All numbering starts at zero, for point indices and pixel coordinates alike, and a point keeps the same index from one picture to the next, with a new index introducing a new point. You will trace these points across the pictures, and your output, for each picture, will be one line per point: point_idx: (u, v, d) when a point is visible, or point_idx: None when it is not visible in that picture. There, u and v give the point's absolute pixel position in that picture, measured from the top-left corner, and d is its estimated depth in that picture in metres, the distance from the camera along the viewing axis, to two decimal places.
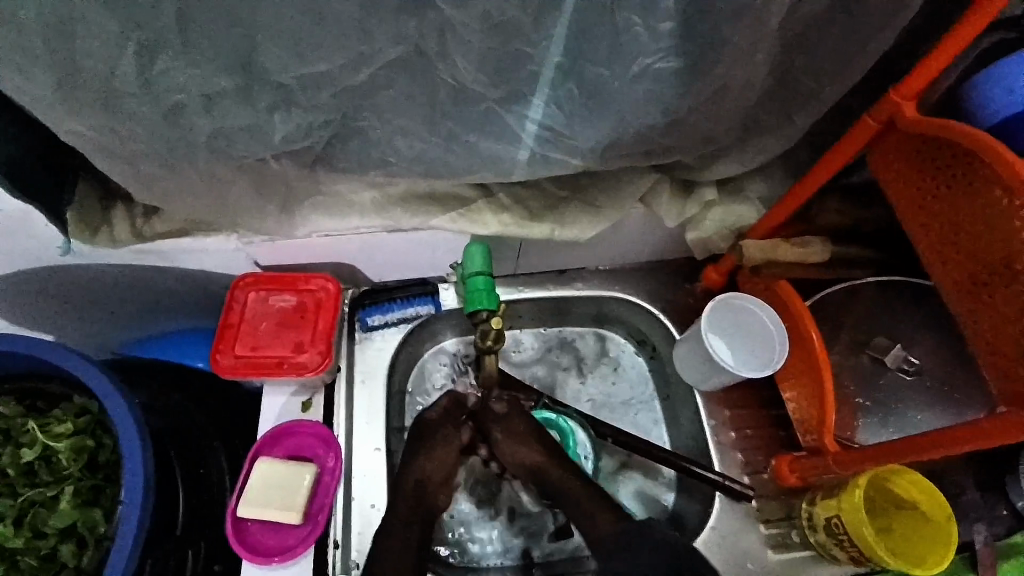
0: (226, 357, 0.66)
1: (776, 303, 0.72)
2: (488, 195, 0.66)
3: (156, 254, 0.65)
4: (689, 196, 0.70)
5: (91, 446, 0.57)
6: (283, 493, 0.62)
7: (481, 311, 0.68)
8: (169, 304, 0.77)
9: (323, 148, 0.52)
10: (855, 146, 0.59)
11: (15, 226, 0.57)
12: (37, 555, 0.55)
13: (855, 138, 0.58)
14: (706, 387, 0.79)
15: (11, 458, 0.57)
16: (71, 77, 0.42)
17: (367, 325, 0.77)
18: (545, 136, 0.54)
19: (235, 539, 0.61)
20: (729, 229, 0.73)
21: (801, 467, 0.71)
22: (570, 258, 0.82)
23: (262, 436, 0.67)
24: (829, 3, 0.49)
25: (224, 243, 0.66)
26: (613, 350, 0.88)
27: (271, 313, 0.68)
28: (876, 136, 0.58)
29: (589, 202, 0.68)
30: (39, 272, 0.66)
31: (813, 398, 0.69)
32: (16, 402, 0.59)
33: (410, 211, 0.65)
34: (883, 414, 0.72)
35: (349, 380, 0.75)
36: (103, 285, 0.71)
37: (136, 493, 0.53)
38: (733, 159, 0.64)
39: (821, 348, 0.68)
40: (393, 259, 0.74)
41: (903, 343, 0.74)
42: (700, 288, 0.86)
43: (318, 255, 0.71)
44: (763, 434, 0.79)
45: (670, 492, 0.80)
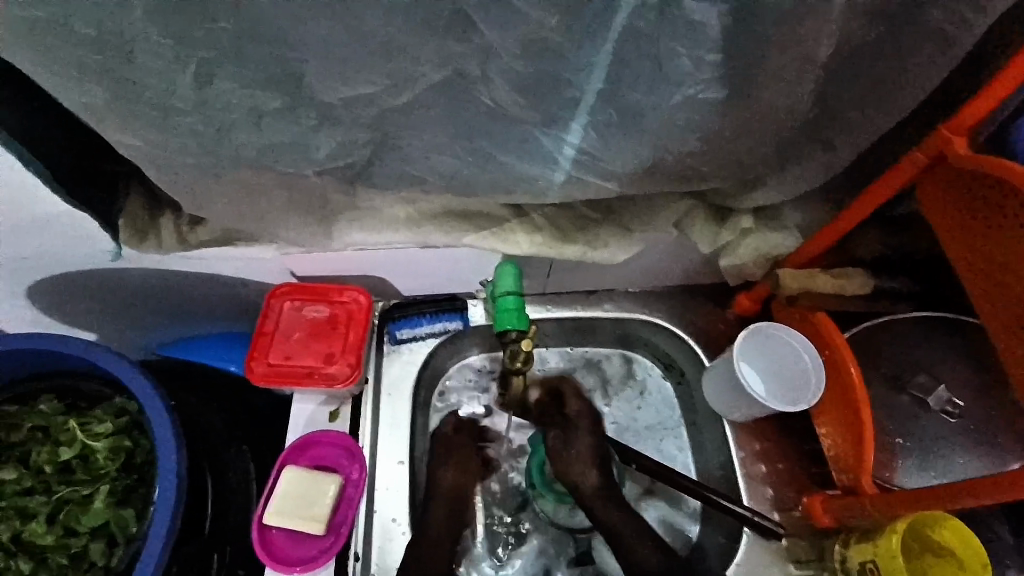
0: (259, 365, 0.67)
1: (813, 336, 0.71)
2: (521, 215, 0.67)
3: (198, 261, 0.68)
4: (724, 222, 0.69)
5: (128, 446, 0.59)
6: (307, 502, 0.63)
7: (510, 331, 0.68)
8: (205, 308, 0.79)
9: (362, 166, 0.54)
10: (900, 180, 0.57)
11: (68, 229, 0.60)
12: (66, 554, 0.56)
13: (899, 172, 0.57)
14: (736, 417, 0.77)
15: (50, 455, 0.59)
16: (130, 95, 0.44)
17: (396, 338, 0.78)
18: (581, 159, 0.54)
19: (260, 547, 0.62)
20: (765, 257, 0.71)
21: (834, 506, 0.68)
22: (600, 280, 0.82)
23: (289, 444, 0.68)
24: (877, 35, 0.48)
25: (262, 253, 0.67)
26: (640, 373, 0.87)
27: (304, 323, 0.69)
28: (924, 171, 0.57)
29: (622, 225, 0.68)
30: (86, 273, 0.68)
31: (850, 435, 0.67)
32: (57, 400, 0.61)
33: (443, 228, 0.66)
34: (922, 455, 0.69)
35: (376, 393, 0.76)
36: (145, 289, 0.73)
37: (168, 494, 0.54)
38: (770, 187, 0.63)
39: (861, 383, 0.65)
40: (423, 274, 0.75)
41: (947, 383, 0.71)
42: (731, 314, 0.85)
43: (351, 267, 0.72)
44: (794, 469, 0.76)
45: (695, 523, 0.79)
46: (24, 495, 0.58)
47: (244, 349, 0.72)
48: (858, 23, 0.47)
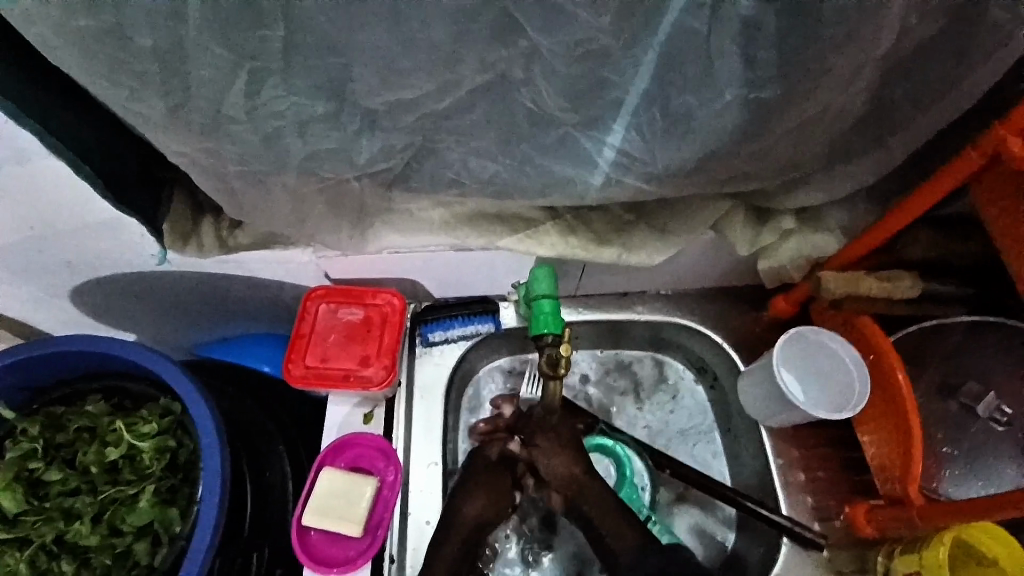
0: (297, 367, 0.68)
1: (857, 341, 0.69)
2: (556, 217, 0.66)
3: (236, 264, 0.68)
4: (765, 224, 0.67)
5: (172, 446, 0.60)
6: (345, 504, 0.63)
7: (546, 335, 0.67)
8: (241, 308, 0.80)
9: (401, 170, 0.54)
10: (953, 181, 0.55)
11: (112, 233, 0.61)
12: (110, 554, 0.58)
13: (953, 173, 0.55)
14: (774, 423, 0.75)
15: (96, 456, 0.60)
16: (181, 105, 0.45)
17: (429, 340, 0.78)
18: (622, 161, 0.53)
19: (299, 546, 0.63)
20: (805, 260, 0.70)
21: (878, 516, 0.67)
22: (632, 282, 0.81)
23: (324, 446, 0.69)
24: (935, 31, 0.46)
25: (298, 256, 0.68)
26: (673, 376, 0.86)
27: (339, 325, 0.69)
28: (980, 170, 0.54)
29: (658, 227, 0.67)
30: (129, 276, 0.70)
31: (897, 443, 0.66)
32: (103, 401, 0.62)
33: (477, 230, 0.66)
34: (971, 465, 0.67)
35: (409, 396, 0.76)
36: (184, 291, 0.75)
37: (212, 495, 0.55)
38: (814, 188, 0.62)
39: (909, 391, 0.64)
40: (456, 276, 0.75)
41: (996, 389, 0.69)
42: (767, 317, 0.83)
43: (385, 270, 0.72)
44: (834, 477, 0.75)
45: (730, 530, 0.77)
46: (69, 496, 0.60)
47: (280, 351, 0.74)
48: (917, 20, 0.45)
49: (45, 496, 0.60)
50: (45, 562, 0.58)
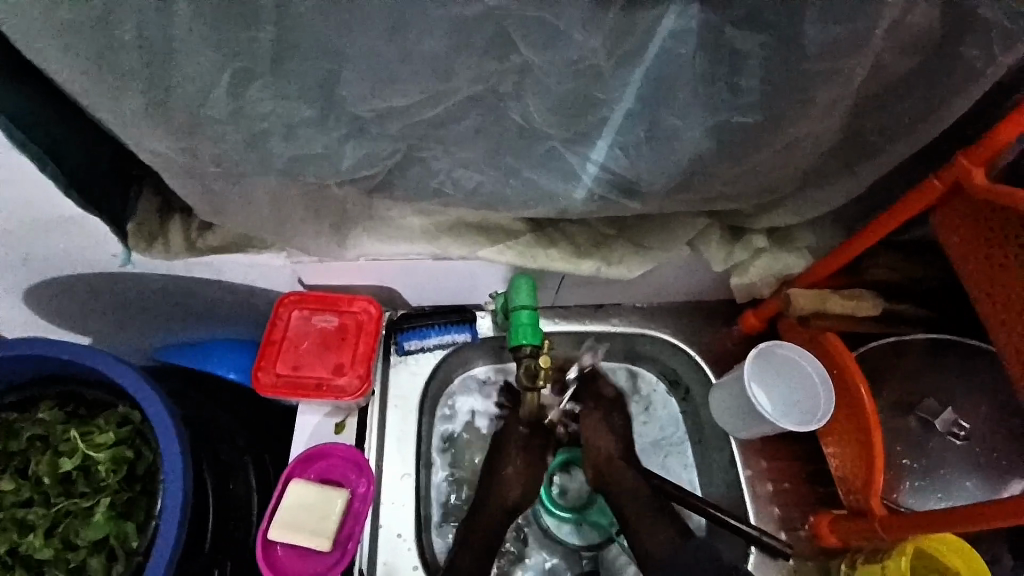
0: (267, 375, 0.66)
1: (823, 355, 0.71)
2: (537, 229, 0.67)
3: (206, 267, 0.66)
4: (739, 241, 0.69)
5: (130, 457, 0.57)
6: (314, 517, 0.61)
7: (524, 346, 0.68)
8: (208, 312, 0.77)
9: (384, 177, 0.53)
10: (919, 207, 0.58)
11: (74, 230, 0.58)
12: (65, 567, 0.55)
13: (919, 199, 0.57)
14: (743, 435, 0.77)
15: (48, 466, 0.57)
16: (158, 102, 0.43)
17: (404, 350, 0.77)
18: (607, 177, 0.53)
19: (264, 562, 0.61)
20: (776, 277, 0.72)
21: (842, 527, 0.69)
22: (610, 294, 0.82)
23: (294, 458, 0.67)
24: (905, 65, 0.49)
25: (272, 261, 0.66)
26: (646, 389, 0.87)
27: (313, 332, 0.68)
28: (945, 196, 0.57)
29: (637, 241, 0.68)
30: (89, 276, 0.67)
31: (861, 456, 0.68)
32: (58, 408, 0.59)
33: (459, 240, 0.65)
34: (929, 478, 0.70)
35: (382, 405, 0.75)
36: (148, 293, 0.72)
37: (174, 508, 0.53)
38: (787, 209, 0.64)
39: (872, 407, 0.66)
40: (434, 284, 0.74)
41: (954, 405, 0.72)
42: (738, 331, 0.85)
43: (362, 277, 0.71)
44: (800, 488, 0.77)
45: (700, 541, 0.78)
46: (22, 507, 0.56)
47: (246, 357, 0.71)
48: (889, 54, 0.47)
49: None
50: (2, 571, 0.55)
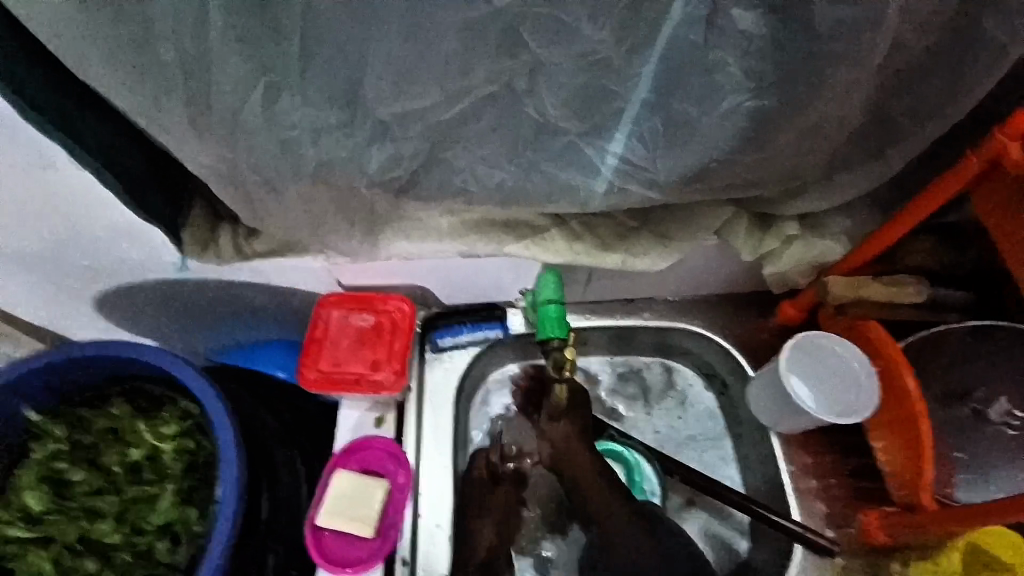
0: (310, 372, 0.70)
1: (867, 346, 0.69)
2: (562, 224, 0.68)
3: (251, 270, 0.71)
4: (769, 230, 0.68)
5: (191, 447, 0.62)
6: (356, 505, 0.65)
7: (553, 340, 0.69)
8: (256, 316, 0.83)
9: (410, 178, 0.56)
10: (952, 187, 0.56)
11: (136, 240, 0.64)
12: (132, 551, 0.59)
13: (958, 176, 0.55)
14: (783, 429, 0.75)
15: (121, 457, 0.62)
16: (203, 117, 0.47)
17: (438, 346, 0.80)
18: (625, 168, 0.54)
19: (312, 548, 0.64)
20: (811, 265, 0.70)
21: (891, 522, 0.67)
22: (639, 288, 0.82)
23: (336, 449, 0.70)
24: (932, 38, 0.48)
25: (311, 263, 0.71)
26: (681, 383, 0.87)
27: (351, 330, 0.71)
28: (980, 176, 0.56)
29: (662, 233, 0.68)
30: (151, 283, 0.73)
31: (907, 450, 0.65)
32: (126, 403, 0.64)
33: (486, 237, 0.68)
34: (985, 470, 0.66)
35: (418, 401, 0.77)
36: (203, 298, 0.78)
37: (231, 494, 0.57)
38: (819, 195, 0.62)
39: (917, 395, 0.64)
40: (464, 283, 0.77)
41: (1009, 393, 0.68)
42: (774, 323, 0.84)
43: (395, 276, 0.74)
44: (845, 483, 0.75)
45: (744, 539, 0.77)
46: (93, 496, 0.61)
47: (291, 356, 0.76)
48: (913, 28, 0.46)
49: (71, 496, 0.61)
50: (68, 560, 0.58)
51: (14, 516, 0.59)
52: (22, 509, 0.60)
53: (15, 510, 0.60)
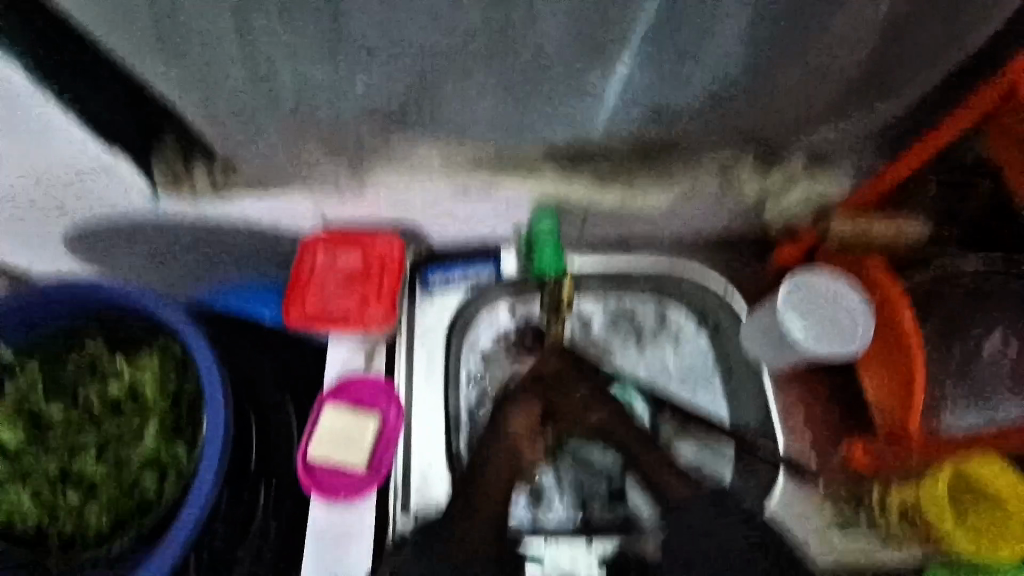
0: (297, 310, 0.67)
1: (861, 282, 0.70)
2: (560, 158, 0.64)
3: (230, 209, 0.67)
4: (775, 165, 0.67)
5: (174, 384, 0.60)
6: (350, 438, 0.65)
7: (549, 275, 0.69)
8: (238, 257, 0.80)
9: None
10: (976, 118, 0.56)
11: (105, 173, 0.60)
12: (116, 486, 0.57)
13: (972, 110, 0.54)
14: (773, 364, 0.77)
15: (100, 394, 0.60)
16: None
17: (429, 287, 0.77)
18: None
19: (307, 478, 0.65)
20: (813, 202, 0.71)
21: (873, 452, 0.69)
22: (636, 228, 0.79)
23: (328, 386, 0.69)
24: None
25: (297, 205, 0.67)
26: (675, 322, 0.83)
27: (338, 271, 0.68)
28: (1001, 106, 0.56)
29: (663, 168, 0.65)
30: (123, 221, 0.69)
31: (895, 381, 0.68)
32: (103, 341, 0.62)
33: (480, 171, 0.64)
34: (967, 400, 0.69)
35: (408, 341, 0.75)
36: (181, 236, 0.74)
37: (216, 430, 0.56)
38: (831, 123, 0.61)
39: (912, 327, 0.66)
40: (456, 221, 0.74)
41: (997, 331, 0.71)
42: (773, 266, 0.82)
43: (384, 214, 0.71)
44: (830, 415, 0.77)
45: (731, 470, 0.75)
46: (73, 433, 0.59)
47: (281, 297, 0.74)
48: None
49: (48, 433, 0.59)
50: (48, 495, 0.57)
51: None
52: None
53: None
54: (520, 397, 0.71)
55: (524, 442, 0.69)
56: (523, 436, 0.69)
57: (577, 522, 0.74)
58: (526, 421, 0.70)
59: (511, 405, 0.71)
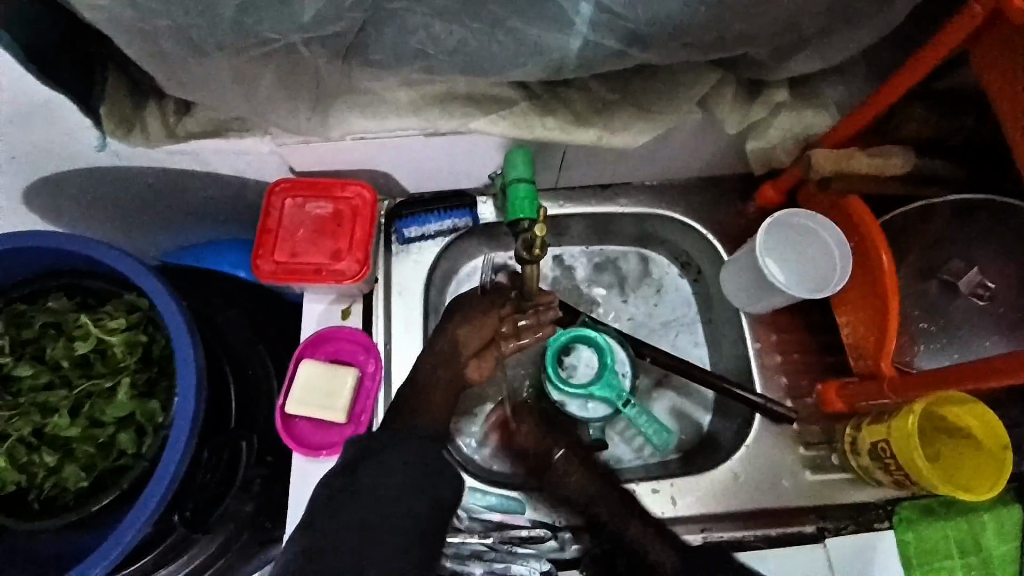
0: (267, 264, 0.65)
1: (842, 220, 0.68)
2: (531, 96, 0.62)
3: (190, 155, 0.64)
4: (755, 99, 0.64)
5: (144, 340, 0.59)
6: (326, 392, 0.64)
7: (522, 221, 0.65)
8: (205, 209, 0.77)
9: (354, 35, 0.49)
10: (943, 49, 0.52)
11: (51, 120, 0.57)
12: (93, 444, 0.57)
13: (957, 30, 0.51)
14: (754, 310, 0.76)
15: (66, 351, 0.58)
16: None
17: (404, 238, 0.75)
18: (600, 17, 0.49)
19: (286, 433, 0.64)
20: (797, 139, 0.67)
21: (849, 393, 0.69)
22: (615, 171, 0.77)
23: (303, 341, 0.68)
24: None
25: (258, 146, 0.64)
26: (656, 271, 0.85)
27: (308, 220, 0.66)
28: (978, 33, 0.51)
29: (639, 104, 0.63)
30: (79, 172, 0.66)
31: (871, 322, 0.67)
32: (66, 298, 0.60)
33: (448, 112, 0.61)
34: (946, 339, 0.68)
35: (386, 295, 0.74)
36: (142, 189, 0.71)
37: (190, 386, 0.55)
38: (811, 52, 0.58)
39: (889, 268, 0.63)
40: (429, 168, 0.72)
41: (980, 266, 0.69)
42: (754, 207, 0.81)
43: (352, 160, 0.68)
44: (809, 358, 0.76)
45: (707, 413, 0.80)
46: (44, 390, 0.58)
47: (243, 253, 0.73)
48: None
49: (19, 391, 0.58)
50: (25, 454, 0.57)
51: None
52: None
53: None
54: (472, 313, 0.68)
55: (472, 359, 0.68)
56: (472, 350, 0.68)
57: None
58: (475, 338, 0.68)
59: (461, 321, 0.68)
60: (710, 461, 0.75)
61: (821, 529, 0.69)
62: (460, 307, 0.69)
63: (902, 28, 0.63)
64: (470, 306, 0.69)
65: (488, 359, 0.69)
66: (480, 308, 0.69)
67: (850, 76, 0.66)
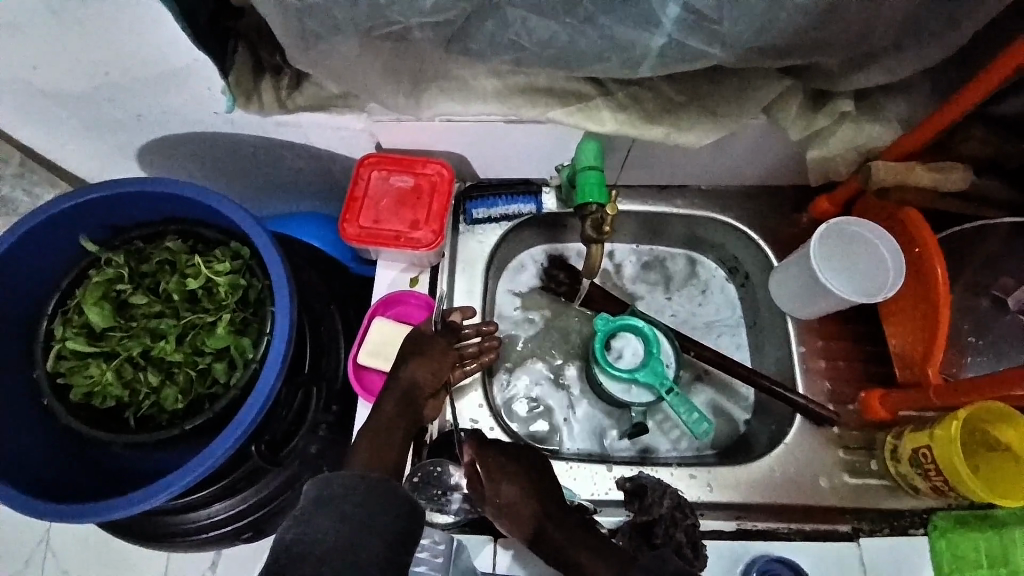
0: (352, 228, 0.72)
1: (899, 232, 0.70)
2: (606, 92, 0.66)
3: (292, 126, 0.71)
4: (821, 108, 0.68)
5: (244, 284, 0.66)
6: (389, 348, 0.72)
7: (591, 205, 0.70)
8: (293, 179, 0.85)
9: (462, 24, 0.55)
10: (1010, 67, 0.55)
11: (182, 85, 0.65)
12: (193, 369, 0.64)
13: (1015, 55, 0.54)
14: (803, 314, 0.78)
15: (176, 285, 0.66)
16: None
17: (472, 218, 0.80)
18: (686, 19, 0.53)
19: (356, 381, 0.72)
20: (857, 150, 0.70)
21: (893, 400, 0.71)
22: (673, 171, 0.81)
23: (376, 300, 0.76)
24: None
25: (353, 122, 0.71)
26: (704, 274, 0.89)
27: (391, 191, 0.73)
28: None
29: (709, 107, 0.67)
30: (193, 134, 0.74)
31: (921, 332, 0.69)
32: (180, 240, 0.68)
33: (530, 101, 0.66)
34: (995, 353, 0.71)
35: (451, 268, 0.80)
36: (241, 155, 0.79)
37: (284, 328, 0.61)
38: (880, 66, 0.62)
39: (945, 281, 0.65)
40: (502, 154, 0.78)
41: None
42: (808, 219, 0.83)
43: (433, 139, 0.74)
44: (854, 366, 0.78)
45: (746, 413, 0.82)
46: (154, 318, 0.66)
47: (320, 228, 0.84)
48: None
49: (132, 317, 0.66)
50: (132, 371, 0.64)
51: (73, 330, 0.64)
52: (83, 325, 0.65)
53: (74, 326, 0.64)
54: (428, 351, 0.68)
55: (427, 398, 0.67)
56: (430, 389, 0.67)
57: (594, 453, 0.80)
58: (433, 378, 0.67)
59: (416, 361, 0.67)
60: (746, 457, 0.77)
61: (856, 529, 0.71)
62: (418, 342, 0.69)
63: (971, 49, 0.66)
64: (428, 343, 0.68)
65: (438, 395, 0.70)
66: (437, 347, 0.68)
67: (916, 92, 0.68)
